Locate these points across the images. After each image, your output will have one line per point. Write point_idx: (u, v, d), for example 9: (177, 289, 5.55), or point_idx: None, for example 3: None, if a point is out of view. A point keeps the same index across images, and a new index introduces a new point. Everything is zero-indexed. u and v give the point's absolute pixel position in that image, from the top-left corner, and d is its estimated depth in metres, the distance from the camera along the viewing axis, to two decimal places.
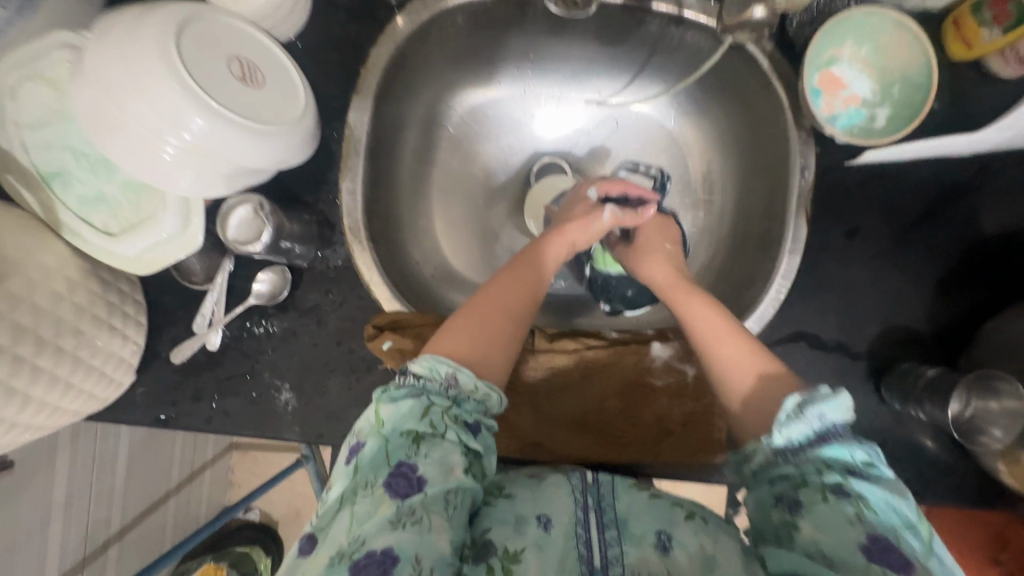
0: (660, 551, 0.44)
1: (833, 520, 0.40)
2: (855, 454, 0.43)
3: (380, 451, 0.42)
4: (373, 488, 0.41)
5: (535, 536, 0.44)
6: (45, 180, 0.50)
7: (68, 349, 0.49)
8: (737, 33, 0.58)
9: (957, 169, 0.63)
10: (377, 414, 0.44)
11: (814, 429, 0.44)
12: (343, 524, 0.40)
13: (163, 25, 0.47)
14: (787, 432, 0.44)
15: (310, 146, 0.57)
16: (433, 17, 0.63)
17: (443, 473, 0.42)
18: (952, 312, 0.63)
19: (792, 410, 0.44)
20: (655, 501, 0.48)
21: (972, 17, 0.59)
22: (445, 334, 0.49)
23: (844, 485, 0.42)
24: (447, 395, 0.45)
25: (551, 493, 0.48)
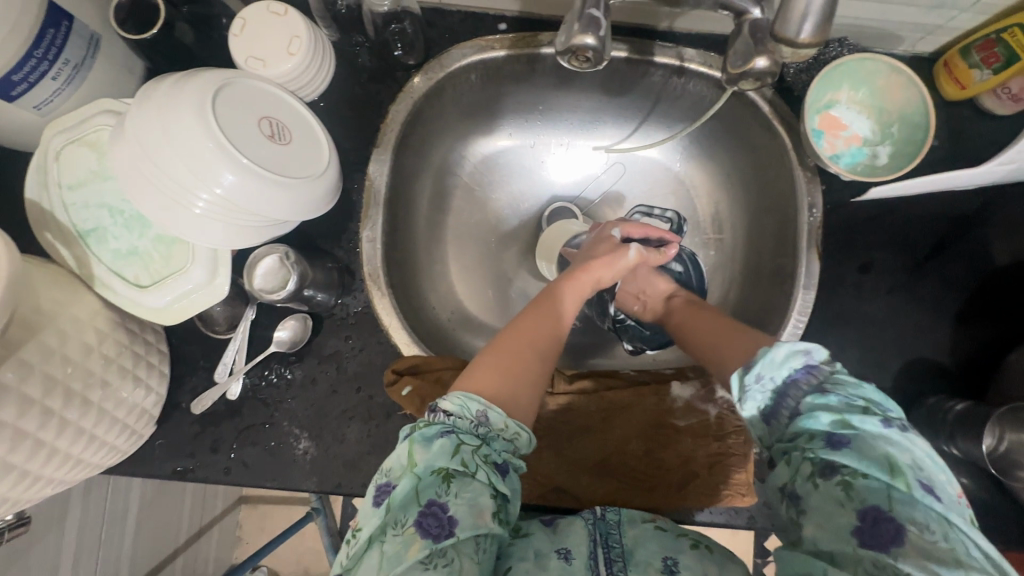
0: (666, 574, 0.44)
1: (824, 506, 0.40)
2: (823, 417, 0.43)
3: (409, 490, 0.41)
4: (403, 527, 0.40)
5: (558, 569, 0.45)
6: (81, 237, 0.52)
7: (95, 400, 0.49)
8: (741, 83, 0.50)
9: (961, 204, 0.65)
10: (408, 454, 0.43)
11: (770, 390, 0.47)
12: (372, 563, 0.39)
13: (201, 90, 0.50)
14: (749, 405, 0.47)
15: (332, 197, 0.59)
16: (449, 75, 0.66)
17: (473, 516, 0.41)
18: (973, 343, 0.63)
19: (742, 386, 0.48)
20: (660, 531, 0.49)
21: (960, 60, 0.61)
22: (472, 373, 0.50)
23: (822, 457, 0.42)
24: (478, 433, 0.45)
25: (568, 530, 0.49)
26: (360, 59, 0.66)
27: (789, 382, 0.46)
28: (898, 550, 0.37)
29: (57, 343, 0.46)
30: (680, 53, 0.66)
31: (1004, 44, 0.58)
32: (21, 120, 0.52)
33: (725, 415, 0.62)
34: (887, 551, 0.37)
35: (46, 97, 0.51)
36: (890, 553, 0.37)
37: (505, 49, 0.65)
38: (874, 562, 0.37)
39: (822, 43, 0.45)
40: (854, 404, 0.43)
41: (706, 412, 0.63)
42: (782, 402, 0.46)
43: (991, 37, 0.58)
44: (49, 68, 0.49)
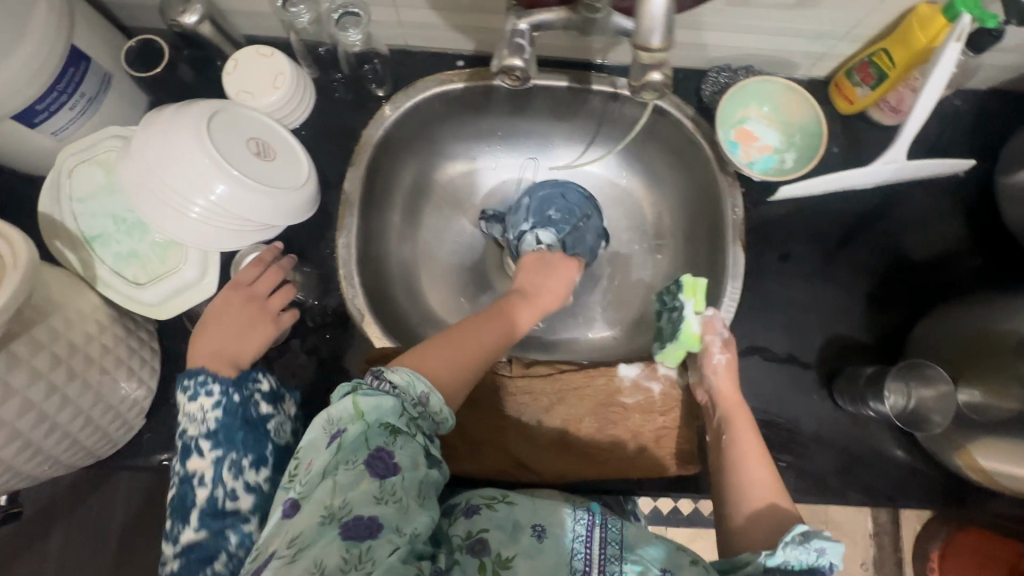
0: None
1: None
2: None
3: (359, 436, 0.47)
4: (354, 465, 0.46)
5: (528, 545, 0.51)
6: (88, 242, 0.59)
7: (92, 383, 0.55)
8: (643, 94, 0.53)
9: (863, 201, 0.75)
10: (355, 406, 0.48)
11: (808, 561, 0.49)
12: (326, 491, 0.45)
13: (199, 113, 0.59)
14: (790, 552, 0.49)
15: (312, 206, 0.68)
16: (415, 104, 0.76)
17: (413, 465, 0.47)
18: (884, 321, 0.71)
19: (796, 535, 0.49)
20: (660, 542, 0.53)
21: (847, 80, 0.73)
22: (422, 357, 0.56)
23: None
24: (416, 409, 0.51)
25: (551, 507, 0.55)
26: (337, 93, 0.76)
27: (823, 568, 0.49)
28: None
29: (64, 328, 0.52)
30: (614, 82, 0.77)
31: (874, 66, 0.69)
32: (38, 145, 0.60)
33: (669, 392, 0.69)
34: None
35: (64, 124, 0.60)
36: None
37: (463, 81, 0.76)
38: None
39: (670, 47, 0.45)
40: None
41: (652, 388, 0.69)
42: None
43: (865, 61, 0.70)
44: (68, 99, 0.58)
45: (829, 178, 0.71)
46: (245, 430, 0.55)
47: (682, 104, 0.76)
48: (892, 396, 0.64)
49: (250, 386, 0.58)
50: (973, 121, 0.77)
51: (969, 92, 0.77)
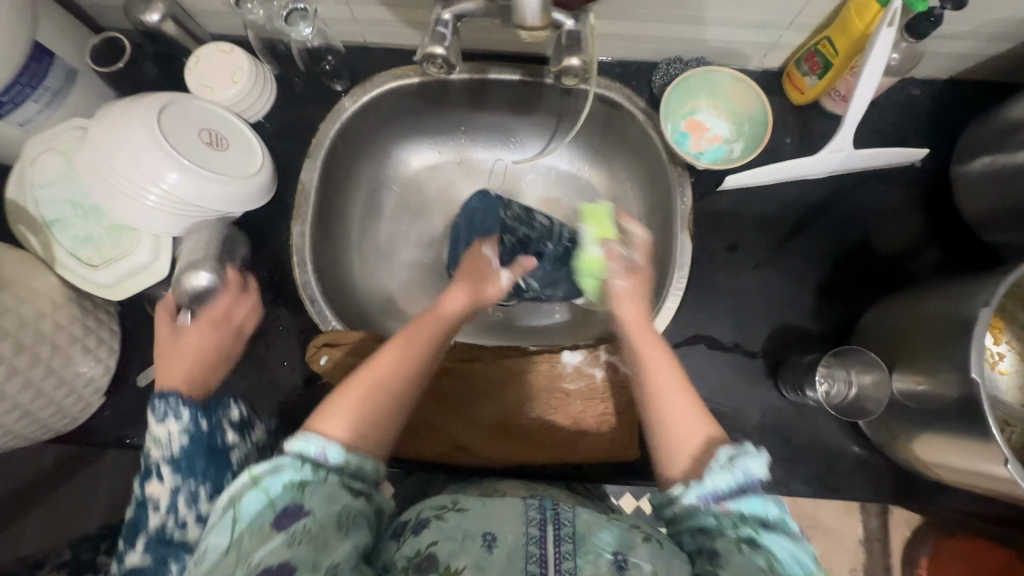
0: (615, 567, 0.46)
1: (740, 565, 0.45)
2: (767, 509, 0.48)
3: (259, 499, 0.45)
4: (257, 527, 0.44)
5: (476, 556, 0.47)
6: (47, 226, 0.63)
7: (44, 358, 0.59)
8: (564, 79, 0.57)
9: (814, 191, 0.74)
10: (251, 473, 0.47)
11: (735, 483, 0.48)
12: (230, 560, 0.43)
13: (150, 106, 0.62)
14: (714, 479, 0.49)
15: (266, 194, 0.70)
16: (372, 98, 0.78)
17: (329, 503, 0.45)
18: (830, 312, 0.71)
19: (717, 461, 0.49)
20: (614, 525, 0.51)
21: (797, 70, 0.73)
22: (320, 412, 0.51)
23: (754, 535, 0.46)
24: (320, 468, 0.48)
25: (503, 512, 0.51)
26: (297, 88, 0.79)
27: (753, 484, 0.48)
28: None
29: (14, 304, 0.56)
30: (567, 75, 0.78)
31: (820, 55, 0.69)
32: (7, 136, 0.64)
33: (611, 380, 0.69)
34: None
35: (28, 117, 0.63)
36: None
37: (418, 76, 0.78)
38: None
39: (551, 26, 0.48)
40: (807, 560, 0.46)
41: (594, 375, 0.69)
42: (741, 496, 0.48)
43: (812, 50, 0.69)
44: (32, 93, 0.62)
45: (776, 168, 0.71)
46: (210, 460, 0.56)
47: (633, 97, 0.76)
48: (826, 382, 0.65)
49: (219, 412, 0.60)
50: (931, 111, 0.76)
51: (928, 82, 0.76)
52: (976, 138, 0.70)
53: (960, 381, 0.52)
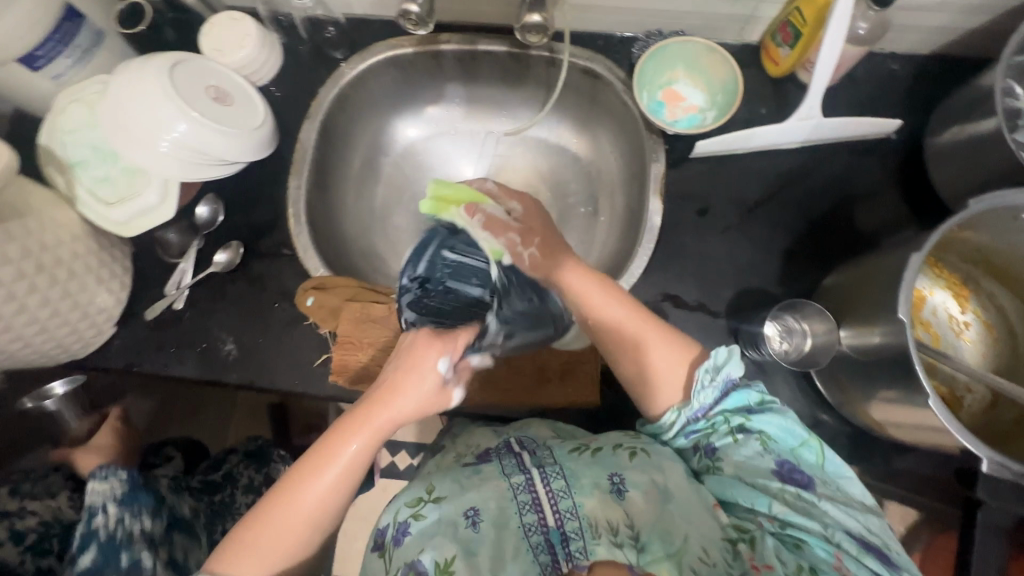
0: (615, 495, 0.59)
1: (749, 457, 0.59)
2: (748, 398, 0.60)
3: None
4: None
5: (467, 537, 0.58)
6: (71, 168, 0.71)
7: (60, 280, 0.66)
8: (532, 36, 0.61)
9: (786, 161, 0.76)
10: None
11: (716, 389, 0.60)
12: None
13: (164, 64, 0.70)
14: (706, 394, 0.60)
15: (265, 149, 0.76)
16: (369, 66, 0.84)
17: None
18: (794, 276, 0.73)
19: (702, 378, 0.60)
20: (598, 458, 0.63)
21: (772, 43, 0.75)
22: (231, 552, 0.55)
23: (745, 423, 0.59)
24: None
25: (484, 491, 0.62)
26: (302, 56, 0.85)
27: (727, 392, 0.60)
28: (811, 489, 0.57)
29: (36, 229, 0.63)
30: (551, 46, 0.81)
31: (791, 26, 0.71)
32: (41, 87, 0.72)
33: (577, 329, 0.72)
34: (804, 488, 0.57)
35: (60, 71, 0.71)
36: (806, 490, 0.57)
37: (412, 46, 0.83)
38: (792, 489, 0.57)
39: None
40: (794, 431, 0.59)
41: (561, 325, 0.73)
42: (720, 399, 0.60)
43: (784, 22, 0.72)
44: (63, 49, 0.69)
45: (746, 134, 0.73)
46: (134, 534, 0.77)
47: (614, 68, 0.80)
48: (784, 340, 0.69)
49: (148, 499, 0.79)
50: (910, 85, 0.77)
51: (908, 57, 0.77)
52: (949, 109, 0.70)
53: (896, 329, 0.54)
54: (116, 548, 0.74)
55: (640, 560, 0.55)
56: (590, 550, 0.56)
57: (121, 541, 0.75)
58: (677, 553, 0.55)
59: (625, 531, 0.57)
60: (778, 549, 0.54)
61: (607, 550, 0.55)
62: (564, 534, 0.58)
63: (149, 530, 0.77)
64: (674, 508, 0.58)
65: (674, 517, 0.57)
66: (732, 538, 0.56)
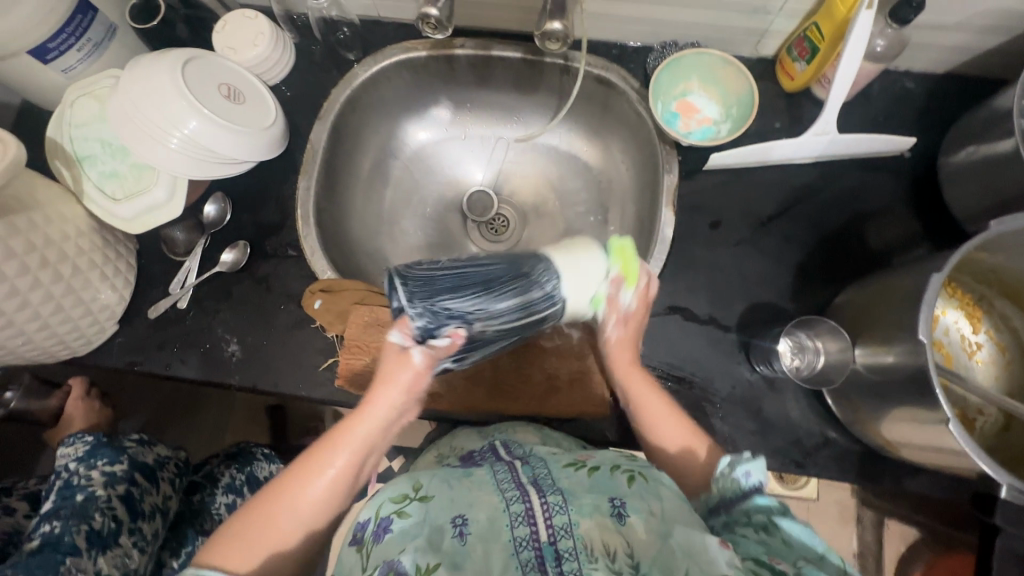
0: (616, 519, 0.53)
1: (768, 549, 0.51)
2: (776, 502, 0.54)
3: None
4: None
5: (451, 548, 0.52)
6: (79, 161, 0.70)
7: (64, 276, 0.65)
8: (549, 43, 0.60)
9: (800, 175, 0.76)
10: None
11: (737, 484, 0.56)
12: None
13: (177, 59, 0.69)
14: (724, 484, 0.56)
15: (273, 149, 0.76)
16: (382, 68, 0.83)
17: None
18: (806, 291, 0.72)
19: (723, 469, 0.57)
20: (599, 479, 0.58)
21: (788, 57, 0.75)
22: (216, 555, 0.50)
23: (772, 522, 0.53)
24: None
25: (475, 496, 0.56)
26: (314, 57, 0.85)
27: (749, 491, 0.55)
28: None
29: (42, 223, 0.62)
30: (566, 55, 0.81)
31: (808, 41, 0.71)
32: (51, 80, 0.71)
33: (587, 340, 0.72)
34: None
35: (72, 64, 0.70)
36: None
37: (426, 50, 0.83)
38: None
39: None
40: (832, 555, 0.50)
41: (571, 335, 0.72)
42: (745, 497, 0.55)
43: (802, 36, 0.72)
44: (75, 42, 0.68)
45: (760, 148, 0.73)
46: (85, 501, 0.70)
47: (628, 78, 0.80)
48: (796, 357, 0.69)
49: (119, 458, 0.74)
50: (924, 104, 0.77)
51: (923, 75, 0.77)
52: (965, 128, 0.70)
53: (914, 349, 0.53)
54: (71, 491, 0.69)
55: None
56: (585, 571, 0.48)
57: (79, 484, 0.70)
58: None
59: (624, 557, 0.50)
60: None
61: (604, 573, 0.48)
62: (557, 550, 0.50)
63: (107, 474, 0.71)
64: (681, 539, 0.51)
65: (679, 552, 0.50)
66: None
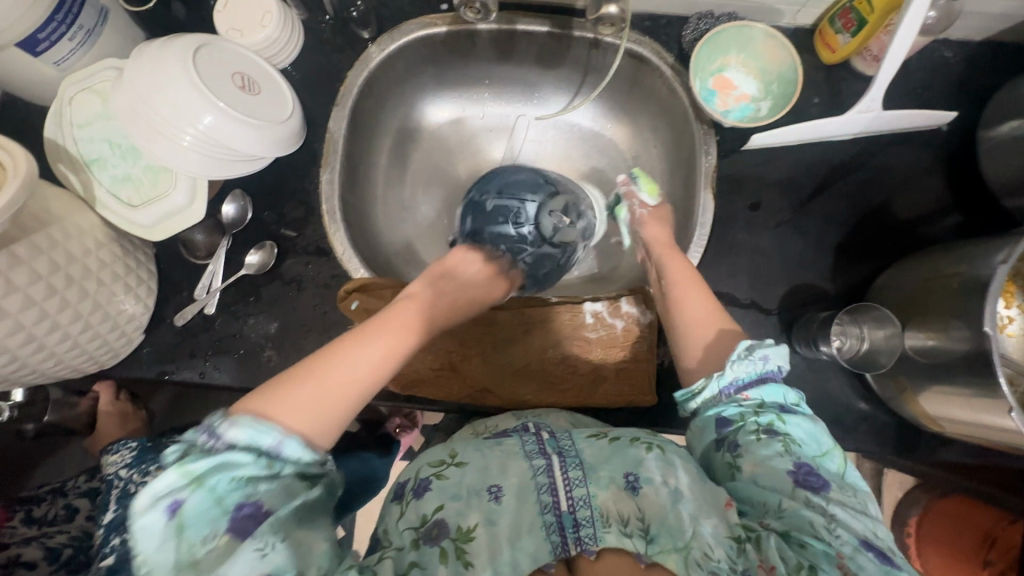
0: (631, 492, 0.52)
1: (766, 451, 0.51)
2: (785, 394, 0.54)
3: (207, 503, 0.43)
4: (216, 536, 0.42)
5: (486, 512, 0.52)
6: (86, 165, 0.66)
7: (90, 293, 0.61)
8: None
9: (838, 152, 0.75)
10: (187, 473, 0.43)
11: (756, 370, 0.54)
12: (204, 503, 0.43)
13: (184, 47, 0.63)
14: (739, 369, 0.54)
15: (293, 143, 0.70)
16: (399, 46, 0.78)
17: (289, 497, 0.45)
18: (846, 271, 0.73)
19: (743, 353, 0.55)
20: (617, 448, 0.56)
21: (829, 28, 0.73)
22: (269, 411, 0.47)
23: (776, 419, 0.52)
24: (271, 452, 0.46)
25: (504, 462, 0.55)
26: (324, 36, 0.79)
27: (757, 381, 0.54)
28: (826, 496, 0.48)
29: (62, 239, 0.58)
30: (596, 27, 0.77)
31: (855, 11, 0.69)
32: (43, 74, 0.65)
33: (631, 329, 0.72)
34: (819, 495, 0.48)
35: (64, 55, 0.64)
36: (820, 497, 0.48)
37: (446, 25, 0.77)
38: (806, 496, 0.48)
39: None
40: (821, 446, 0.52)
41: (614, 324, 0.72)
42: (756, 383, 0.54)
43: (847, 6, 0.69)
44: (66, 31, 0.61)
45: (804, 126, 0.71)
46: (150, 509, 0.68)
47: (662, 52, 0.76)
48: (840, 338, 0.67)
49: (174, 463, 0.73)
50: (962, 74, 0.75)
51: (961, 44, 0.76)
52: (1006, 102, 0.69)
53: (974, 335, 0.54)
54: (134, 499, 0.68)
55: (649, 551, 0.49)
56: (600, 537, 0.50)
57: (138, 491, 0.69)
58: (687, 547, 0.48)
59: (635, 522, 0.51)
60: (781, 551, 0.46)
61: (618, 540, 0.50)
62: (575, 519, 0.51)
63: None
64: (687, 505, 0.50)
65: (686, 517, 0.50)
66: (738, 535, 0.48)
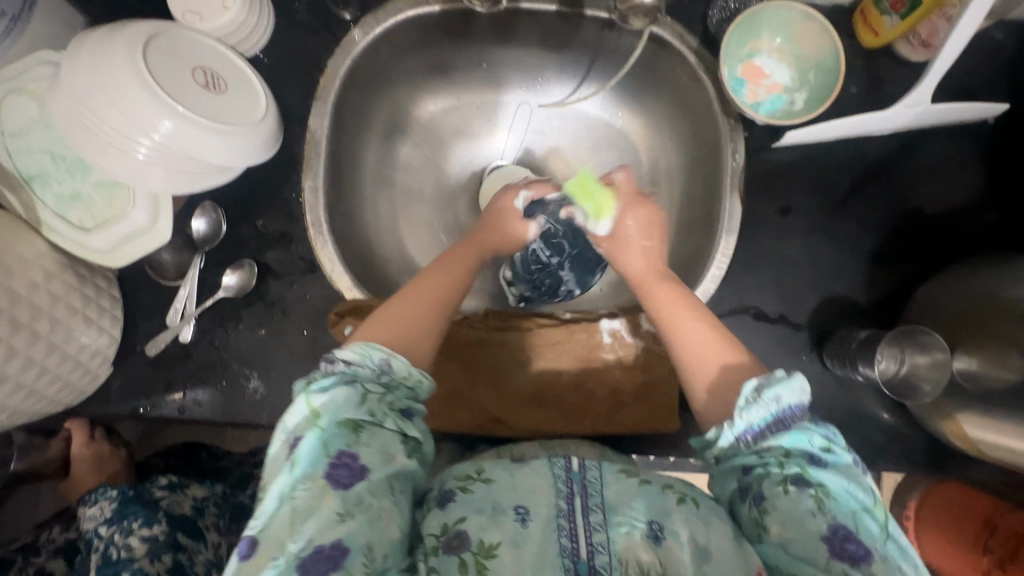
0: (652, 542, 0.45)
1: (795, 510, 0.44)
2: (813, 439, 0.46)
3: (316, 442, 0.43)
4: (316, 479, 0.42)
5: (511, 531, 0.45)
6: (27, 181, 0.58)
7: (43, 334, 0.55)
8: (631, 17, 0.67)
9: (876, 148, 0.68)
10: (309, 406, 0.44)
11: (770, 413, 0.47)
12: (315, 442, 0.43)
13: (132, 39, 0.53)
14: (750, 415, 0.47)
15: (272, 146, 0.61)
16: (386, 28, 0.69)
17: (384, 459, 0.44)
18: (881, 280, 0.67)
19: (749, 397, 0.47)
20: (646, 487, 0.48)
21: (875, 7, 0.65)
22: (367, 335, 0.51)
23: (804, 471, 0.45)
24: (380, 383, 0.47)
25: (532, 483, 0.48)
26: (298, 16, 0.69)
27: (775, 422, 0.47)
28: (866, 568, 0.42)
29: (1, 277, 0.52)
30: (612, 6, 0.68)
31: None
32: None
33: (653, 349, 0.66)
34: (857, 568, 0.42)
35: None
36: (857, 569, 0.42)
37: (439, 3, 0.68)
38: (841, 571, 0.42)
39: None
40: (858, 503, 0.45)
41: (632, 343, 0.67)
42: (774, 424, 0.47)
43: None
44: None
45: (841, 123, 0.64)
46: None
47: (685, 34, 0.68)
48: (885, 360, 0.61)
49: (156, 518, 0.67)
50: (1015, 58, 0.68)
51: (1014, 24, 0.68)
52: None
53: None
54: (115, 568, 0.63)
55: None
56: None
57: (118, 558, 0.63)
58: None
59: None
60: None
61: None
62: (591, 568, 0.44)
63: (147, 540, 0.64)
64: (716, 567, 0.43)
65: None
66: None
